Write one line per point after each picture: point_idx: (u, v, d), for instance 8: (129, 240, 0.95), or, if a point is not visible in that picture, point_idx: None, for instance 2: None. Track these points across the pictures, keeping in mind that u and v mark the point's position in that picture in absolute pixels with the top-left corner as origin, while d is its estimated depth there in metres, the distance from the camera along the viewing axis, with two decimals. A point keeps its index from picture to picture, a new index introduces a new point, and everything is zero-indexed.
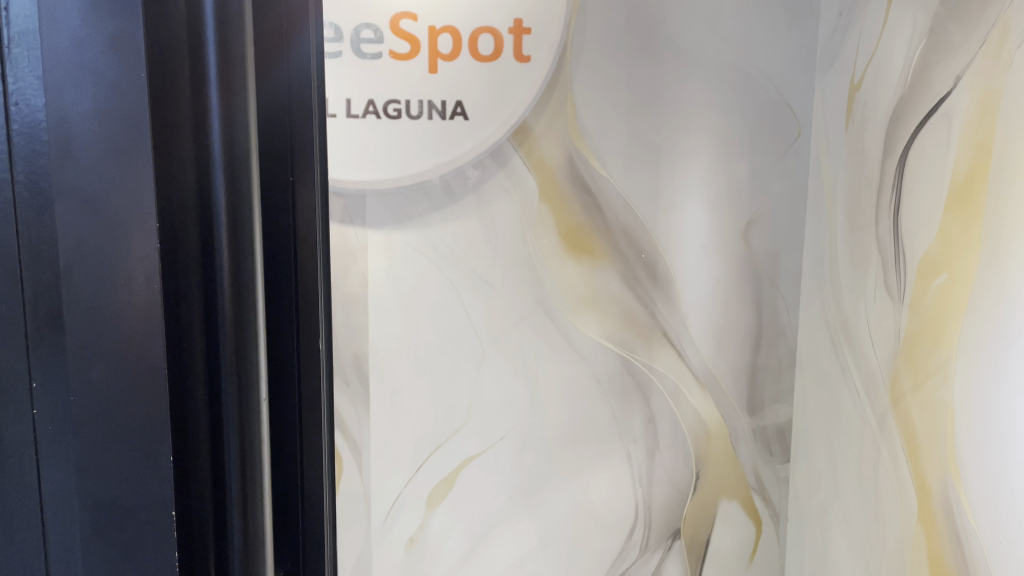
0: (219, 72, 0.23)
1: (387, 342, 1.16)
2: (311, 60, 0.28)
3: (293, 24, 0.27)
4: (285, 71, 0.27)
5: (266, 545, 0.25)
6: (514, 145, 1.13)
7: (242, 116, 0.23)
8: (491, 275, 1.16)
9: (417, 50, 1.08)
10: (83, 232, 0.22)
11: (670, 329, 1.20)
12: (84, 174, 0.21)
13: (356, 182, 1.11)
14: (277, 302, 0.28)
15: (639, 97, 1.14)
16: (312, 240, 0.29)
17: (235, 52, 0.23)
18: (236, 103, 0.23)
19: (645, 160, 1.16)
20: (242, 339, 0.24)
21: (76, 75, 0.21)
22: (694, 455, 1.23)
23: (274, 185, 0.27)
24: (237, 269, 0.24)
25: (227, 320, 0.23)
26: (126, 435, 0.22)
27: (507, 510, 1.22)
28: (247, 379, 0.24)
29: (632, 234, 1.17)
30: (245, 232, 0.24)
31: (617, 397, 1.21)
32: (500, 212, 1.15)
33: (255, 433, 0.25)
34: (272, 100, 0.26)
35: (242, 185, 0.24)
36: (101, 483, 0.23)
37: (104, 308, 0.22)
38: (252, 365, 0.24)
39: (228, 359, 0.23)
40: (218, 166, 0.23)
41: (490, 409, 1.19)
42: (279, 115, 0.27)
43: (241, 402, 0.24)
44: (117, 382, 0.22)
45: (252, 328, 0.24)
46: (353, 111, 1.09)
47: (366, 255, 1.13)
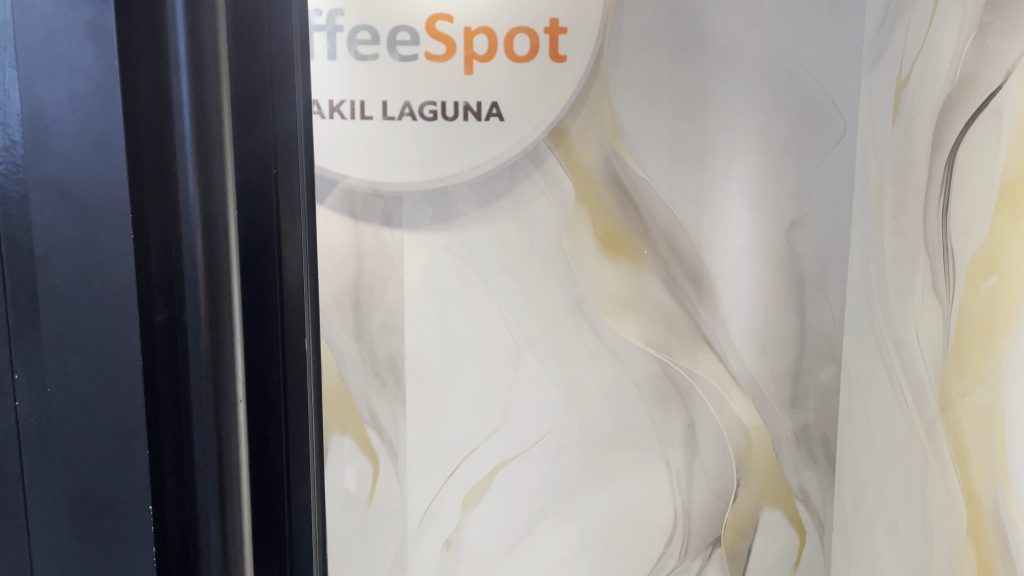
0: (189, 60, 0.21)
1: (423, 344, 1.16)
2: (292, 41, 0.28)
3: (276, 16, 0.27)
4: (266, 55, 0.27)
5: (244, 548, 0.24)
6: (550, 146, 1.12)
7: (214, 98, 0.22)
8: (527, 278, 1.15)
9: (454, 52, 1.08)
10: (59, 225, 0.21)
11: (710, 333, 1.17)
12: (59, 164, 0.21)
13: (392, 185, 1.12)
14: (268, 300, 0.27)
15: (681, 96, 1.12)
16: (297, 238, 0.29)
17: (206, 27, 0.21)
18: (208, 87, 0.22)
19: (686, 161, 1.14)
20: (218, 338, 0.22)
21: (51, 65, 0.20)
22: (735, 462, 1.20)
23: (257, 181, 0.27)
24: (209, 264, 0.22)
25: (200, 317, 0.22)
26: (102, 428, 0.22)
27: (543, 514, 1.21)
28: (225, 383, 0.23)
29: (671, 236, 1.15)
30: (220, 227, 0.22)
31: (656, 400, 1.18)
32: (536, 214, 1.14)
33: (233, 438, 0.23)
34: (252, 85, 0.26)
35: (216, 173, 0.22)
36: (81, 479, 0.22)
37: (80, 299, 0.21)
38: (230, 366, 0.23)
39: (203, 359, 0.22)
40: (189, 154, 0.22)
41: (526, 412, 1.18)
42: (264, 106, 0.27)
43: (216, 408, 0.22)
44: (92, 373, 0.21)
45: (229, 327, 0.23)
46: (389, 113, 1.10)
47: (402, 259, 1.14)
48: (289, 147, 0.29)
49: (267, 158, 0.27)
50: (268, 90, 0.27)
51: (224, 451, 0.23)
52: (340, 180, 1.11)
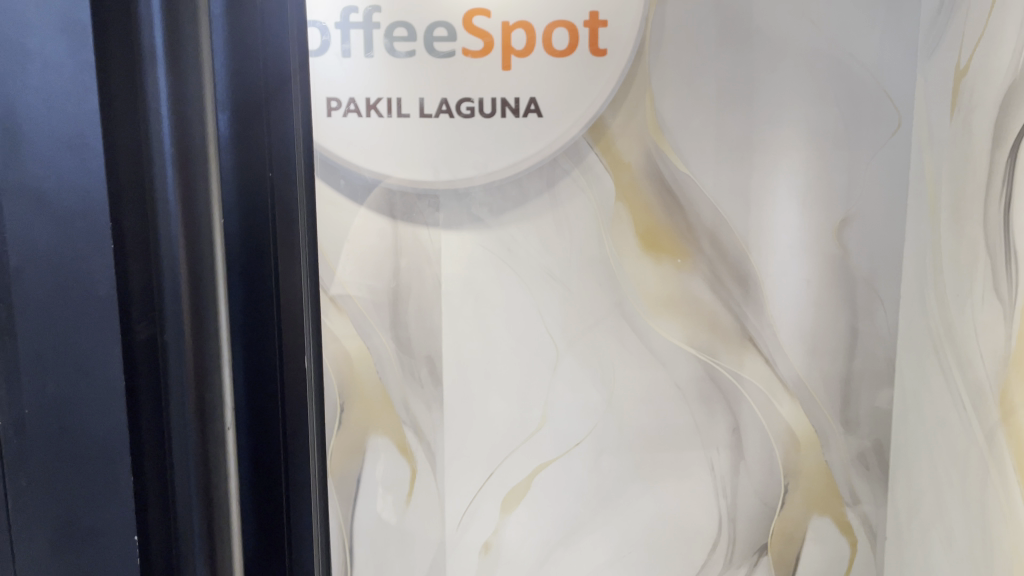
0: None
1: (460, 344, 1.15)
2: (285, 67, 0.41)
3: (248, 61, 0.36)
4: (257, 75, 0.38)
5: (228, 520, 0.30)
6: (589, 142, 1.10)
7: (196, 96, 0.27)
8: (566, 278, 1.13)
9: (491, 47, 1.06)
10: (38, 235, 0.25)
11: (757, 335, 1.13)
12: (44, 176, 0.25)
13: (428, 183, 1.10)
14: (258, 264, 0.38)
15: (727, 90, 1.08)
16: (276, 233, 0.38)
17: None
18: None
19: (732, 157, 1.10)
20: (199, 299, 0.28)
21: (35, 65, 0.25)
22: (782, 468, 1.16)
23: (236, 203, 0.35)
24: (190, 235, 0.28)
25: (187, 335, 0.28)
26: (91, 412, 0.26)
27: (583, 518, 1.19)
28: (207, 335, 0.29)
29: (716, 235, 1.11)
30: (201, 210, 0.28)
31: (700, 403, 1.15)
32: (575, 213, 1.11)
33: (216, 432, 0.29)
34: (240, 100, 0.37)
35: (198, 185, 0.28)
36: (67, 452, 0.27)
37: (70, 296, 0.26)
38: (212, 320, 0.29)
39: (183, 317, 0.28)
40: (169, 143, 0.27)
41: (566, 414, 1.15)
42: (250, 121, 0.38)
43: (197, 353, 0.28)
44: (73, 364, 0.26)
45: (210, 294, 0.29)
46: (426, 111, 1.08)
47: (439, 259, 1.13)
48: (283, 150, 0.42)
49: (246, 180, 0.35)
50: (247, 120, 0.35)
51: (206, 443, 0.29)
52: (378, 178, 1.10)
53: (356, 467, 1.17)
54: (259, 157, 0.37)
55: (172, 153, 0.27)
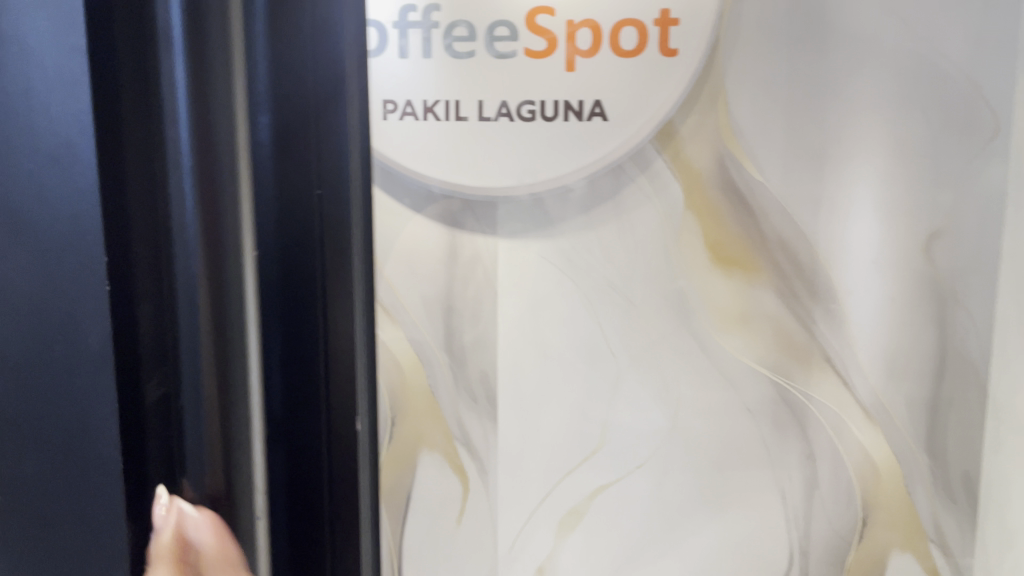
0: (186, 62, 0.26)
1: (516, 358, 1.09)
2: (346, 61, 0.28)
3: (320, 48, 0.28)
4: (310, 84, 0.28)
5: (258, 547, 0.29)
6: (656, 148, 1.04)
7: (229, 155, 0.27)
8: (629, 291, 1.06)
9: (555, 47, 1.00)
10: (33, 229, 0.26)
11: (834, 355, 1.05)
12: (29, 172, 0.26)
13: (486, 190, 1.06)
14: (305, 353, 0.29)
15: (797, 95, 1.01)
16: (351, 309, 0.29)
17: (215, 52, 0.26)
18: (212, 107, 0.27)
19: (806, 165, 1.02)
20: (222, 339, 0.27)
21: (34, 79, 0.25)
22: (859, 497, 1.09)
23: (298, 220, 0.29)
24: (220, 322, 0.27)
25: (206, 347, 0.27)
26: (86, 412, 0.27)
27: (644, 545, 1.12)
28: (236, 416, 0.28)
29: (791, 247, 1.04)
30: (232, 285, 0.28)
31: (771, 426, 1.08)
32: (640, 222, 1.05)
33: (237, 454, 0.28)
34: (280, 131, 0.28)
35: (225, 193, 0.27)
36: (51, 446, 0.27)
37: (63, 292, 0.26)
38: (241, 409, 0.28)
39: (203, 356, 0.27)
40: (188, 171, 0.27)
41: (627, 436, 1.09)
42: (302, 149, 0.29)
43: (224, 444, 0.28)
44: (63, 363, 0.27)
45: (241, 376, 0.28)
46: (485, 114, 1.03)
47: (495, 268, 1.08)
48: (340, 175, 0.29)
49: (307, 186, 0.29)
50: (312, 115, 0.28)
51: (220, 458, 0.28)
52: (436, 185, 1.05)
53: (406, 482, 1.12)
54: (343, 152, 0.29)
55: (192, 164, 0.27)
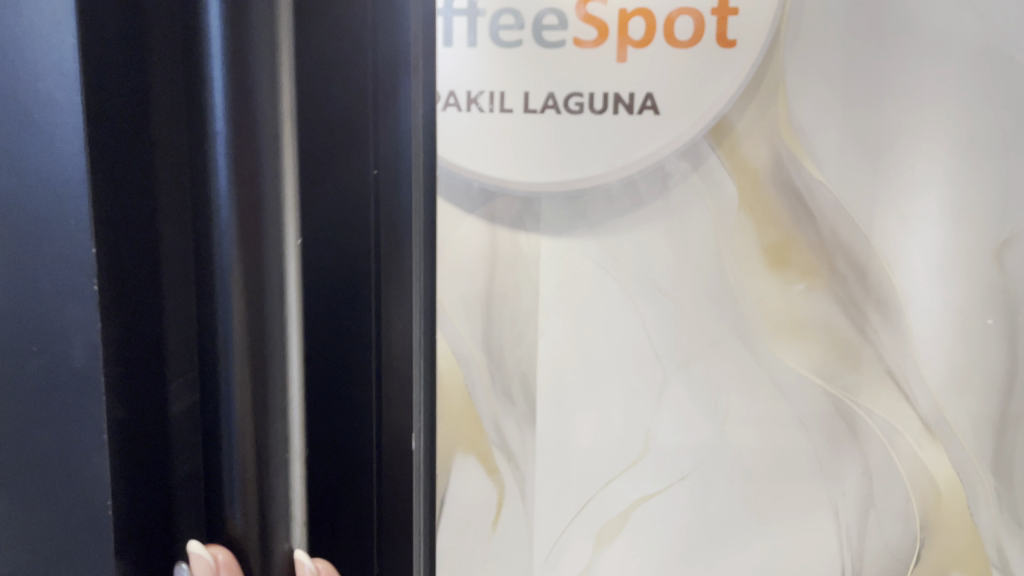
0: (220, 25, 0.25)
1: (557, 361, 1.05)
2: (410, 51, 0.31)
3: (380, 43, 0.30)
4: (368, 76, 0.30)
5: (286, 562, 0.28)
6: (710, 144, 0.99)
7: (268, 140, 0.26)
8: (678, 294, 1.02)
9: (606, 37, 0.96)
10: (20, 222, 0.24)
11: (895, 366, 1.00)
12: (13, 156, 0.24)
13: (529, 184, 1.01)
14: (350, 364, 0.31)
15: (852, 93, 0.96)
16: (405, 318, 0.32)
17: (254, 12, 0.25)
18: (257, 73, 0.26)
19: (861, 166, 0.97)
20: (256, 349, 0.27)
21: (22, 55, 0.23)
22: (918, 518, 1.03)
23: (345, 216, 0.31)
24: (259, 341, 0.27)
25: (238, 355, 0.27)
26: (79, 433, 0.24)
27: (685, 561, 1.08)
28: (271, 431, 0.28)
29: (851, 251, 0.99)
30: (271, 292, 0.27)
31: (825, 440, 1.02)
32: (691, 221, 1.01)
33: (270, 469, 0.28)
34: (325, 133, 0.30)
35: (264, 182, 0.26)
36: (44, 464, 0.25)
37: (44, 295, 0.24)
38: (276, 421, 0.28)
39: (235, 368, 0.27)
40: (221, 155, 0.26)
41: (671, 444, 1.04)
42: (343, 143, 0.30)
43: (258, 465, 0.27)
44: (57, 371, 0.24)
45: (279, 382, 0.28)
46: (531, 106, 0.99)
47: (537, 266, 1.04)
48: (399, 167, 0.32)
49: (363, 176, 0.31)
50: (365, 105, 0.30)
51: (253, 474, 0.27)
52: (475, 180, 1.02)
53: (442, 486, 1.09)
54: (403, 150, 0.32)
55: (227, 150, 0.26)
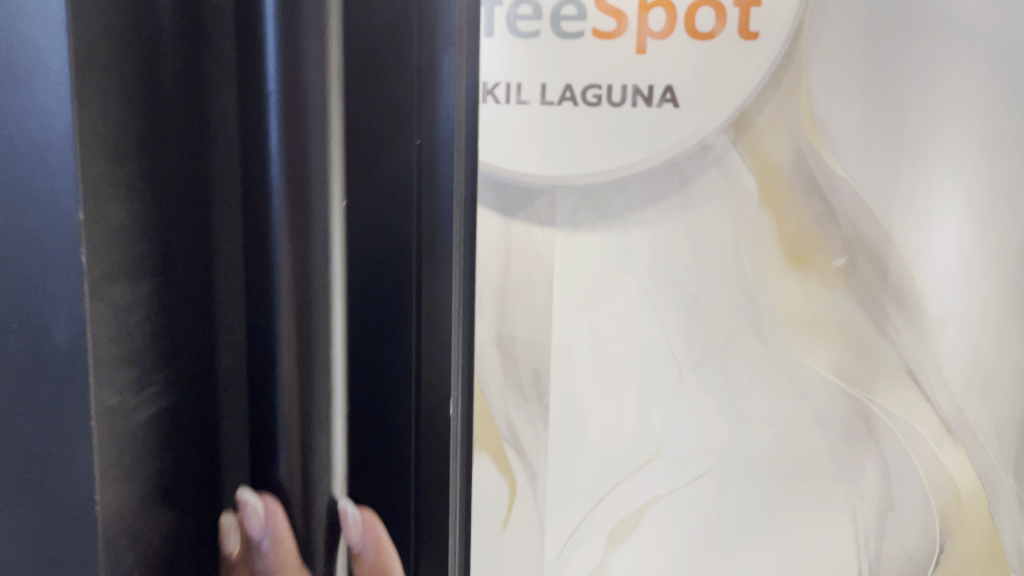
0: (280, 92, 0.49)
1: (571, 357, 1.03)
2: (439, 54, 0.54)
3: (408, 63, 0.54)
4: (401, 95, 0.54)
5: (327, 449, 0.54)
6: (731, 139, 0.97)
7: (319, 190, 0.51)
8: (696, 291, 1.00)
9: (625, 28, 0.94)
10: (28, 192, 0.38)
11: (917, 366, 0.98)
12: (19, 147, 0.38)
13: (545, 177, 1.00)
14: (389, 303, 0.56)
15: (875, 87, 0.93)
16: (442, 268, 0.57)
17: (308, 66, 0.49)
18: (317, 111, 0.50)
19: (883, 162, 0.95)
20: (301, 317, 0.52)
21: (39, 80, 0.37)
22: (938, 521, 1.02)
23: (398, 195, 0.55)
24: (301, 283, 0.51)
25: (287, 322, 0.51)
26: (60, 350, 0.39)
27: (699, 561, 1.06)
28: (316, 367, 0.52)
29: (873, 249, 0.97)
30: (317, 292, 0.52)
31: (843, 441, 1.01)
32: (710, 217, 0.99)
33: (310, 388, 0.52)
34: (371, 139, 0.54)
35: (313, 208, 0.51)
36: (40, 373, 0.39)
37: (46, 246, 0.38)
38: (319, 352, 0.52)
39: (286, 329, 0.52)
40: (277, 192, 0.50)
41: (686, 443, 1.03)
42: (388, 139, 0.54)
43: (299, 376, 0.52)
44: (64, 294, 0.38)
45: (321, 331, 0.52)
46: (547, 98, 0.97)
47: (553, 260, 1.02)
48: (433, 138, 0.55)
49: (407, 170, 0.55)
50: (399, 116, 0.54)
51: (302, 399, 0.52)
52: (512, 176, 1.00)
53: None
54: (437, 129, 0.55)
55: (280, 192, 0.50)
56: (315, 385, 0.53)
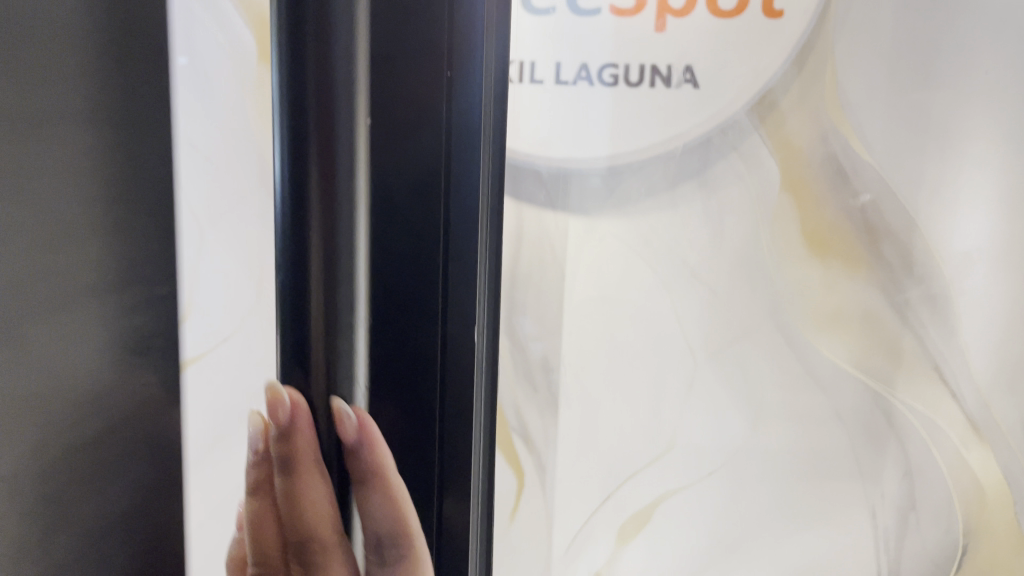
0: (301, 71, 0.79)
1: (582, 347, 1.00)
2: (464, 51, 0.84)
3: (433, 53, 0.83)
4: (419, 77, 0.83)
5: (346, 348, 0.84)
6: (753, 122, 0.93)
7: (344, 176, 0.81)
8: (714, 279, 0.97)
9: (644, 5, 0.91)
10: None
11: (942, 361, 0.95)
12: None
13: (558, 160, 0.96)
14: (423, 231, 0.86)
15: (901, 70, 0.90)
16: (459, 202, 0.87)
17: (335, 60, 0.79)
18: (335, 95, 0.79)
19: (909, 147, 0.91)
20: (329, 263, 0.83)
21: None
22: (961, 523, 0.99)
23: (431, 168, 0.85)
24: (331, 250, 0.82)
25: (322, 261, 0.83)
26: None
27: (711, 559, 1.03)
28: (337, 285, 0.83)
29: (900, 238, 0.93)
30: (343, 235, 0.82)
31: (865, 437, 0.97)
32: (729, 203, 0.95)
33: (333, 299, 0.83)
34: (399, 109, 0.83)
35: (342, 171, 0.81)
36: None
37: None
38: (342, 283, 0.83)
39: (343, 272, 0.83)
40: (314, 173, 0.81)
41: (701, 437, 1.00)
42: (394, 110, 0.83)
43: (326, 300, 0.83)
44: None
45: (344, 265, 0.83)
46: (562, 77, 0.94)
47: (565, 246, 0.98)
48: (459, 113, 0.85)
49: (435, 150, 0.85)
50: (422, 101, 0.83)
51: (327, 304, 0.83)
52: (542, 166, 0.96)
53: None
54: (467, 107, 0.85)
55: (316, 156, 0.81)
56: (342, 307, 0.83)
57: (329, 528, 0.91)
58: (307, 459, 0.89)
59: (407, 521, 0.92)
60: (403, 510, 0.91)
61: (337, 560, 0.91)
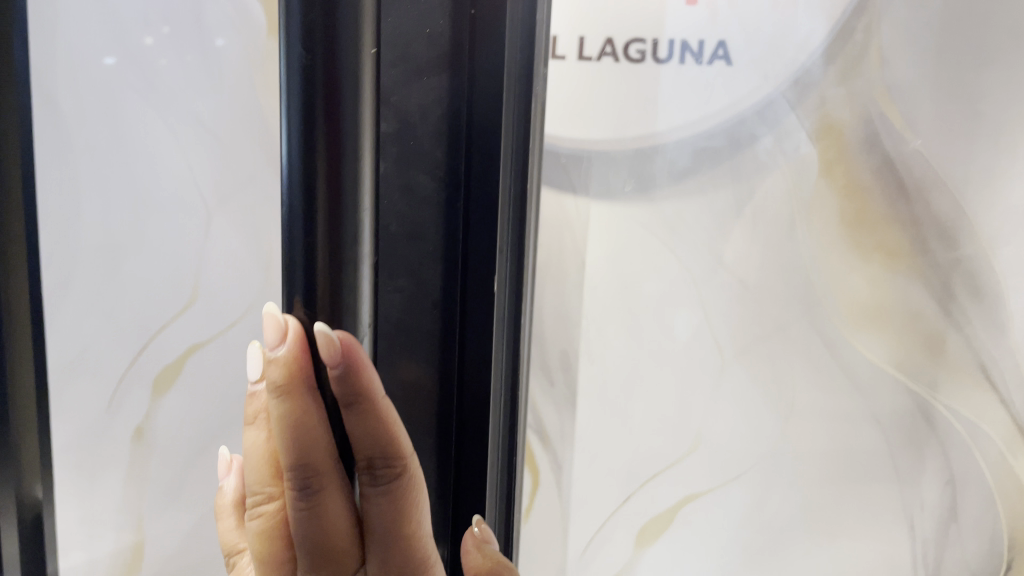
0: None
1: (601, 342, 0.94)
2: None
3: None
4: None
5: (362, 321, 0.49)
6: (790, 102, 0.86)
7: (353, 112, 0.45)
8: (744, 271, 0.91)
9: None
10: None
11: (991, 363, 0.90)
12: None
13: (580, 141, 0.88)
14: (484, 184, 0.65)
15: (955, 48, 0.83)
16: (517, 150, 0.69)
17: None
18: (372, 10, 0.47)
19: (963, 132, 0.85)
20: (336, 244, 0.46)
21: None
22: (1007, 538, 0.94)
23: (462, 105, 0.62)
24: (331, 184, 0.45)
25: (324, 243, 0.46)
26: None
27: (736, 565, 0.98)
28: (344, 278, 0.46)
29: (950, 230, 0.87)
30: (348, 189, 0.45)
31: (905, 443, 0.92)
32: (762, 189, 0.89)
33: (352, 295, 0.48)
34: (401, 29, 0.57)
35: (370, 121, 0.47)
36: None
37: None
38: (347, 262, 0.46)
39: (339, 250, 0.46)
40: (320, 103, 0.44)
41: (729, 438, 0.94)
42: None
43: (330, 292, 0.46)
44: None
45: (349, 242, 0.46)
46: (585, 53, 0.86)
47: (585, 233, 0.91)
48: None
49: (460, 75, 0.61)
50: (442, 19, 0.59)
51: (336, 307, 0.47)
52: (564, 148, 0.88)
53: None
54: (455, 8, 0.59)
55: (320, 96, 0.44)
56: (348, 303, 0.48)
57: (327, 449, 0.50)
58: (295, 378, 0.48)
59: (402, 440, 0.52)
60: (392, 421, 0.51)
61: (332, 496, 0.51)
